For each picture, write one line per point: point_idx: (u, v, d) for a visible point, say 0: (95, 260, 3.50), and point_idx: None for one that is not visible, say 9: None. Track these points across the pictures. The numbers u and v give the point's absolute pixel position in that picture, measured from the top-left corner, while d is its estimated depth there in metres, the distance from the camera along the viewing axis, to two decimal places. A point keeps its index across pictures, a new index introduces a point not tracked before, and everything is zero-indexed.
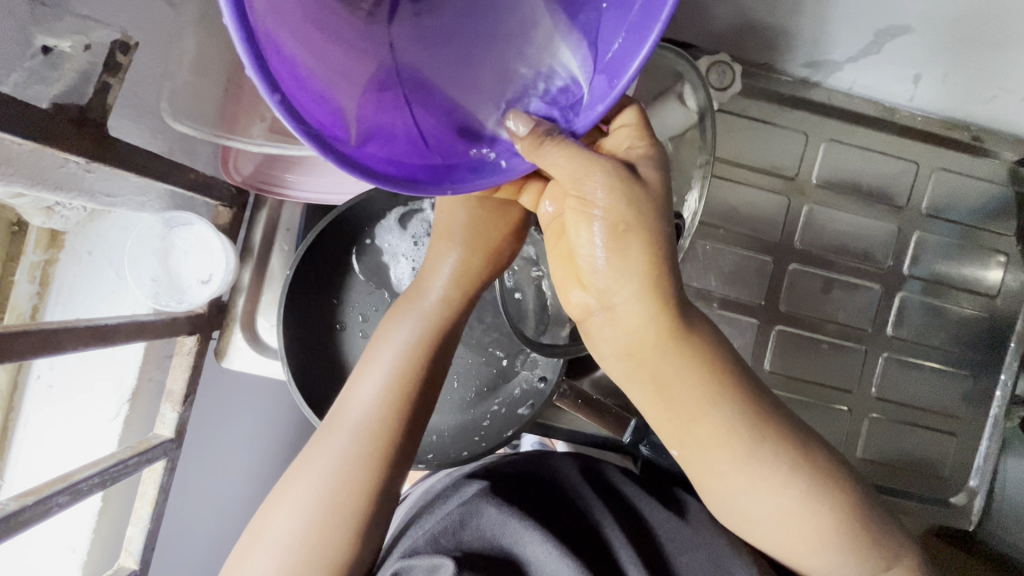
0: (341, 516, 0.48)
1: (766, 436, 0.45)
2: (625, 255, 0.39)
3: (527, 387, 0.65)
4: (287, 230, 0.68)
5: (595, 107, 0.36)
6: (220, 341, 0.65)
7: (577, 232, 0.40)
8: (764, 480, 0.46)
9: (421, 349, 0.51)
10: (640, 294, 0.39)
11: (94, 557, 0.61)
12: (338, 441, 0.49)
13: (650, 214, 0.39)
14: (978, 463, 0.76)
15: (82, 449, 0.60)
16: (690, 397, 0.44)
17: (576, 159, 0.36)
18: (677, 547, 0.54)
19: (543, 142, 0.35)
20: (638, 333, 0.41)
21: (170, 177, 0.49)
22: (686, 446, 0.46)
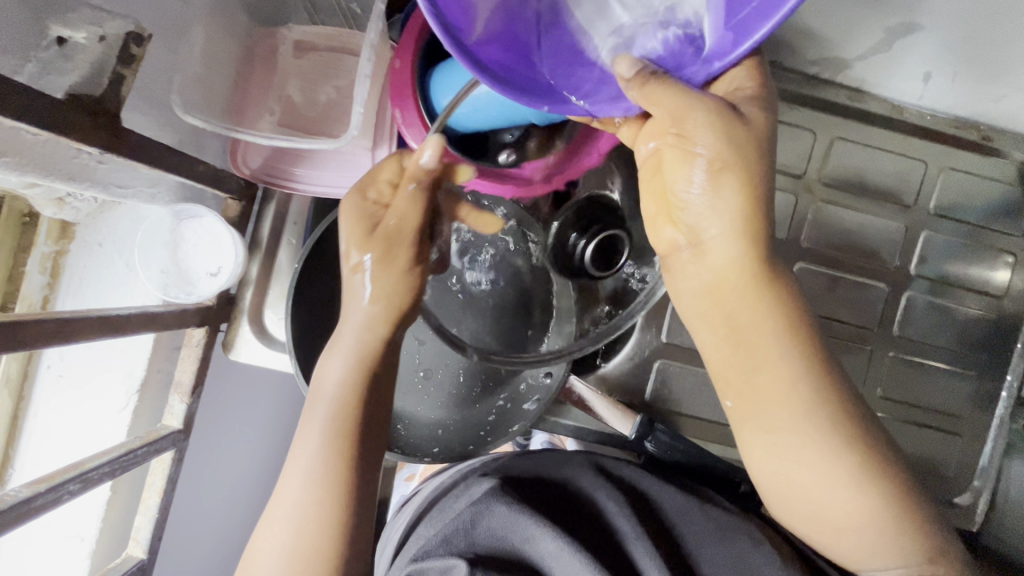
0: (328, 535, 0.47)
1: (825, 396, 0.47)
2: (721, 191, 0.42)
3: (533, 383, 0.65)
4: (294, 223, 0.69)
5: (712, 62, 0.39)
6: (227, 334, 0.66)
7: (678, 169, 0.43)
8: (818, 443, 0.46)
9: (360, 375, 0.50)
10: (730, 232, 0.43)
11: (102, 546, 0.61)
12: (293, 483, 0.48)
13: (750, 156, 0.42)
14: (983, 463, 0.76)
15: (91, 439, 0.60)
16: (756, 344, 0.46)
17: (680, 96, 0.39)
18: (696, 544, 0.55)
19: (648, 81, 0.39)
20: (717, 269, 0.45)
21: (181, 168, 0.49)
22: (744, 398, 0.48)
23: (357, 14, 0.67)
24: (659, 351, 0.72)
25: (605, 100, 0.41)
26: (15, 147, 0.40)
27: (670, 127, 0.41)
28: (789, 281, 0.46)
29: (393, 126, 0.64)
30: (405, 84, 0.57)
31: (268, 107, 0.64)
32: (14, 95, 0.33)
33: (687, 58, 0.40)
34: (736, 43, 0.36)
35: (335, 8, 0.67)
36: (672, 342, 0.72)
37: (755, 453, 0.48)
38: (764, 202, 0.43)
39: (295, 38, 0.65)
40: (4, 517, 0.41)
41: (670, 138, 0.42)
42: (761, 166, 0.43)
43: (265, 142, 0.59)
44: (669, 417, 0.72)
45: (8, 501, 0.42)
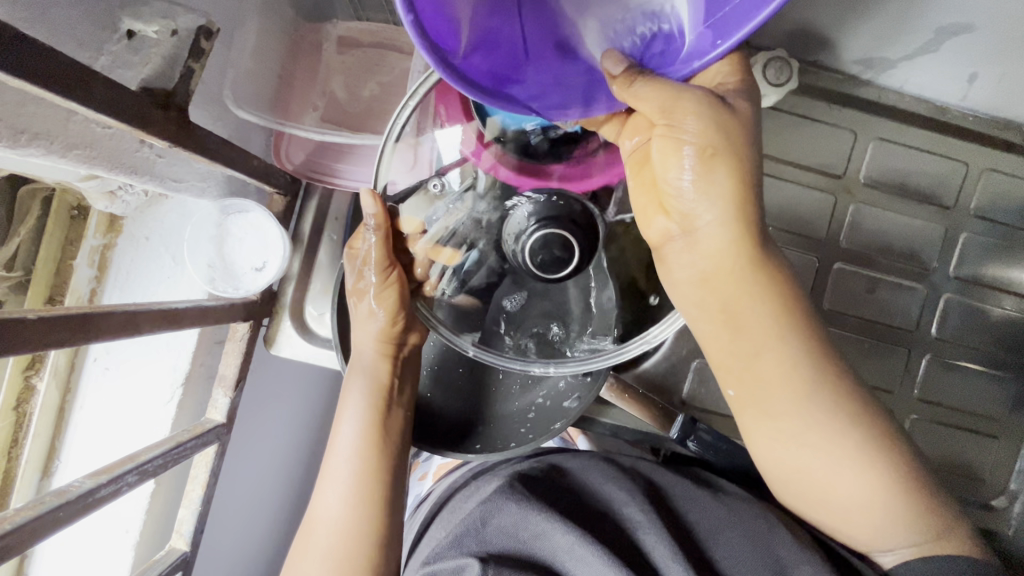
0: (369, 501, 0.59)
1: (822, 374, 0.48)
2: (713, 178, 0.43)
3: (573, 380, 0.64)
4: (335, 219, 0.69)
5: (687, 64, 0.41)
6: (269, 329, 0.66)
7: (670, 158, 0.44)
8: (817, 422, 0.48)
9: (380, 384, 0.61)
10: (722, 218, 0.44)
11: (146, 538, 0.62)
12: (340, 462, 0.61)
13: (737, 144, 0.43)
14: (1019, 467, 0.76)
15: (137, 432, 0.60)
16: (754, 330, 0.47)
17: (666, 92, 0.41)
18: (720, 548, 0.52)
19: (634, 81, 0.40)
20: (711, 257, 0.46)
21: (238, 163, 0.49)
22: (743, 386, 0.49)
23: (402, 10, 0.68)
24: (696, 351, 0.72)
25: (600, 98, 0.42)
26: (84, 140, 0.41)
27: (664, 119, 0.42)
28: (782, 265, 0.47)
29: None
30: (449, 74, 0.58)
31: (313, 103, 0.64)
32: (98, 88, 0.33)
33: (666, 56, 0.42)
34: (715, 42, 0.38)
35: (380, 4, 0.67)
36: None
37: (759, 439, 0.50)
38: (754, 185, 0.44)
39: (339, 34, 0.65)
40: (69, 508, 0.41)
41: (668, 125, 0.43)
42: (751, 150, 0.44)
43: (313, 138, 0.60)
44: (705, 417, 0.72)
45: (73, 492, 0.42)
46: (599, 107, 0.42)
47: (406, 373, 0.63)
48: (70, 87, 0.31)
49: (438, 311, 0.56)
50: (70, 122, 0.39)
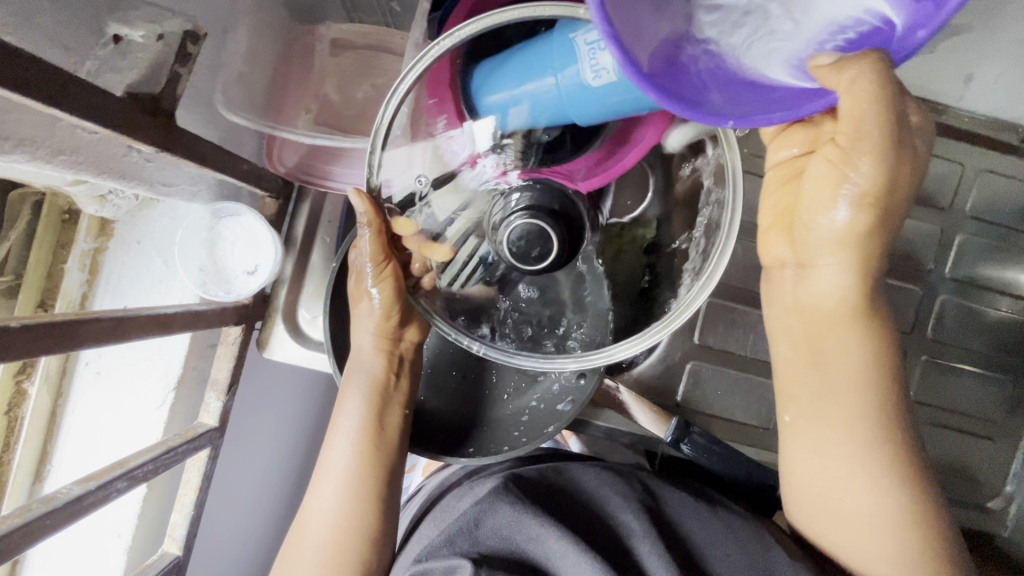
0: (361, 499, 0.60)
1: (892, 434, 0.49)
2: (857, 220, 0.42)
3: (566, 383, 0.64)
4: (328, 222, 0.69)
5: (917, 32, 0.31)
6: (262, 332, 0.66)
7: (822, 192, 0.43)
8: (867, 474, 0.49)
9: (378, 380, 0.62)
10: (844, 264, 0.45)
11: (138, 543, 0.61)
12: (337, 457, 0.62)
13: (893, 196, 0.41)
14: (1016, 468, 0.75)
15: (129, 436, 0.60)
16: (839, 374, 0.49)
17: (878, 119, 0.38)
18: (710, 548, 0.53)
19: (848, 71, 0.34)
20: (825, 294, 0.47)
21: (227, 167, 0.49)
22: (810, 417, 0.51)
23: (395, 12, 0.67)
24: (691, 352, 0.72)
25: (810, 101, 0.35)
26: (71, 145, 0.40)
27: (859, 146, 0.39)
28: (891, 329, 0.49)
29: None
30: None
31: (305, 106, 0.64)
32: (81, 93, 0.32)
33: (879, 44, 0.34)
34: (940, 5, 0.29)
35: (374, 5, 0.67)
36: (704, 343, 0.72)
37: (797, 460, 0.52)
38: (885, 243, 0.44)
39: (332, 36, 0.64)
40: (56, 516, 0.41)
41: (847, 150, 0.40)
42: (901, 212, 0.43)
43: (306, 142, 0.59)
44: (700, 419, 0.72)
45: (62, 498, 0.42)
46: (806, 109, 0.35)
47: (405, 369, 0.64)
48: (52, 94, 0.31)
49: (436, 305, 0.56)
50: (56, 127, 0.39)
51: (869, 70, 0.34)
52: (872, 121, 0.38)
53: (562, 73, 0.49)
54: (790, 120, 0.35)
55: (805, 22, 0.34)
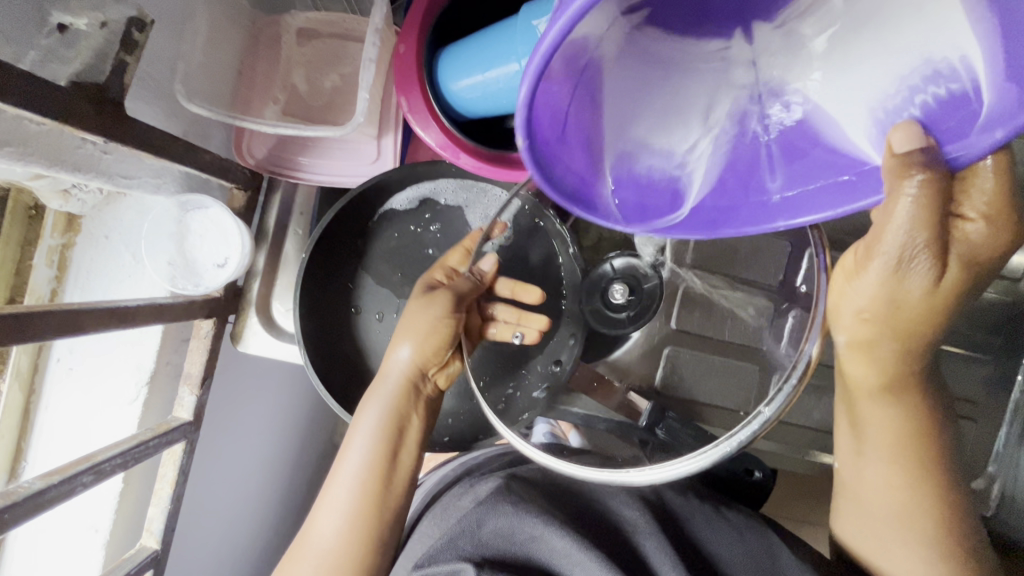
0: (361, 523, 0.55)
1: (928, 482, 0.51)
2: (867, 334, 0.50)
3: (542, 371, 0.69)
4: (301, 214, 0.68)
5: (996, 128, 0.32)
6: (235, 326, 0.66)
7: (851, 288, 0.49)
8: (905, 522, 0.51)
9: (399, 404, 0.58)
10: (875, 351, 0.50)
11: (116, 538, 0.61)
12: (341, 491, 0.56)
13: (919, 286, 0.44)
14: (999, 449, 0.75)
15: (102, 431, 0.60)
16: (878, 440, 0.52)
17: (930, 229, 0.40)
18: (720, 549, 0.53)
19: (914, 168, 0.35)
20: (859, 378, 0.52)
21: (185, 158, 0.49)
22: (851, 472, 0.55)
23: None
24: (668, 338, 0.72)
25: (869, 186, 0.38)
26: (17, 137, 0.40)
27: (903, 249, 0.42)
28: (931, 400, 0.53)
29: (398, 113, 0.64)
30: (410, 70, 0.59)
31: (273, 96, 0.64)
32: (15, 80, 0.32)
33: (956, 129, 0.35)
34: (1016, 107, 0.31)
35: None
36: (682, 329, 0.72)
37: (845, 503, 0.56)
38: (931, 322, 0.47)
39: (298, 25, 0.63)
40: (18, 509, 0.41)
41: (905, 254, 0.42)
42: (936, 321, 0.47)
43: (267, 131, 0.54)
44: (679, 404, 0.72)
45: (22, 492, 0.42)
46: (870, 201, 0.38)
47: (423, 397, 0.61)
48: None
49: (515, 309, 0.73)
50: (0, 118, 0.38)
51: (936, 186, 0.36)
52: (921, 230, 0.40)
53: (524, 58, 0.49)
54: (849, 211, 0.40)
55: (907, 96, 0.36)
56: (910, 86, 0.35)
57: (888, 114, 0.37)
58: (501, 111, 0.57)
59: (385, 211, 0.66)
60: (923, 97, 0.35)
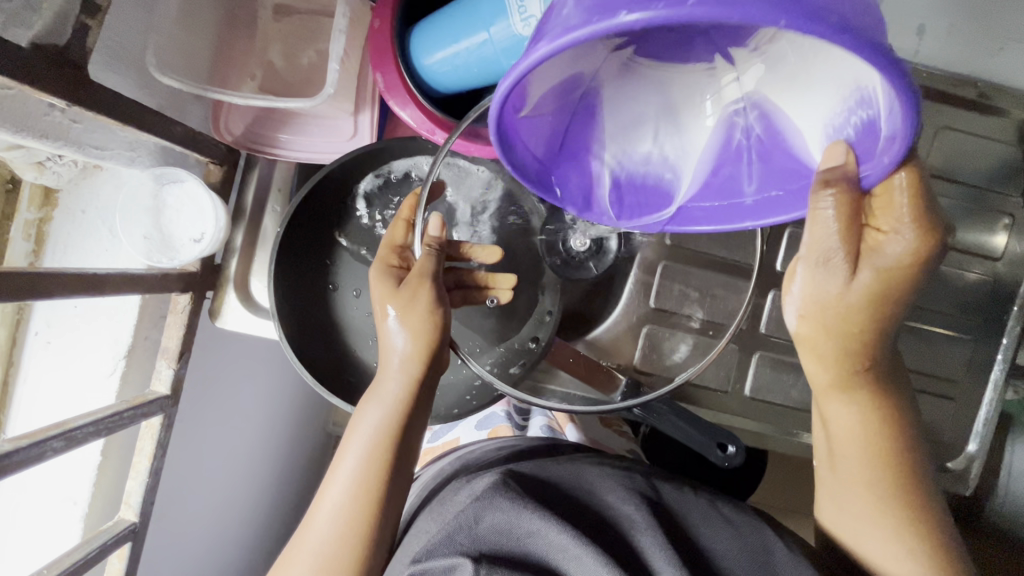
0: (356, 523, 0.55)
1: (899, 489, 0.51)
2: (803, 330, 0.49)
3: (518, 347, 0.67)
4: (279, 190, 0.68)
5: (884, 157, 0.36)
6: (214, 301, 0.66)
7: (789, 287, 0.49)
8: (875, 527, 0.51)
9: (398, 406, 0.58)
10: (819, 356, 0.50)
11: (94, 510, 0.62)
12: (340, 490, 0.56)
13: (838, 286, 0.45)
14: (978, 429, 0.75)
15: (79, 403, 0.60)
16: (841, 442, 0.53)
17: (835, 235, 0.42)
18: (716, 543, 0.54)
19: (828, 186, 0.38)
20: (814, 376, 0.52)
21: (155, 127, 0.49)
22: (829, 474, 0.55)
23: None
24: (645, 317, 0.72)
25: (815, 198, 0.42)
26: None
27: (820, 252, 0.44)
28: (894, 400, 0.52)
29: (375, 91, 0.64)
30: (383, 45, 0.59)
31: (250, 72, 0.64)
32: None
33: (869, 149, 0.37)
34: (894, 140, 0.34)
35: None
36: (660, 308, 0.72)
37: (829, 508, 0.55)
38: (870, 327, 0.46)
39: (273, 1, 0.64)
40: None
41: (819, 257, 0.44)
42: (867, 325, 0.46)
43: (240, 102, 0.55)
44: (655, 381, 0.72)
45: None
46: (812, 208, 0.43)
47: (425, 398, 0.60)
48: None
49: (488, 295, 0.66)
50: None
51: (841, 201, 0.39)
52: (833, 235, 0.42)
53: (493, 25, 0.51)
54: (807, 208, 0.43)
55: (840, 111, 0.38)
56: (848, 107, 0.37)
57: (836, 130, 0.39)
58: (466, 86, 0.58)
59: (360, 186, 0.66)
60: (855, 119, 0.37)
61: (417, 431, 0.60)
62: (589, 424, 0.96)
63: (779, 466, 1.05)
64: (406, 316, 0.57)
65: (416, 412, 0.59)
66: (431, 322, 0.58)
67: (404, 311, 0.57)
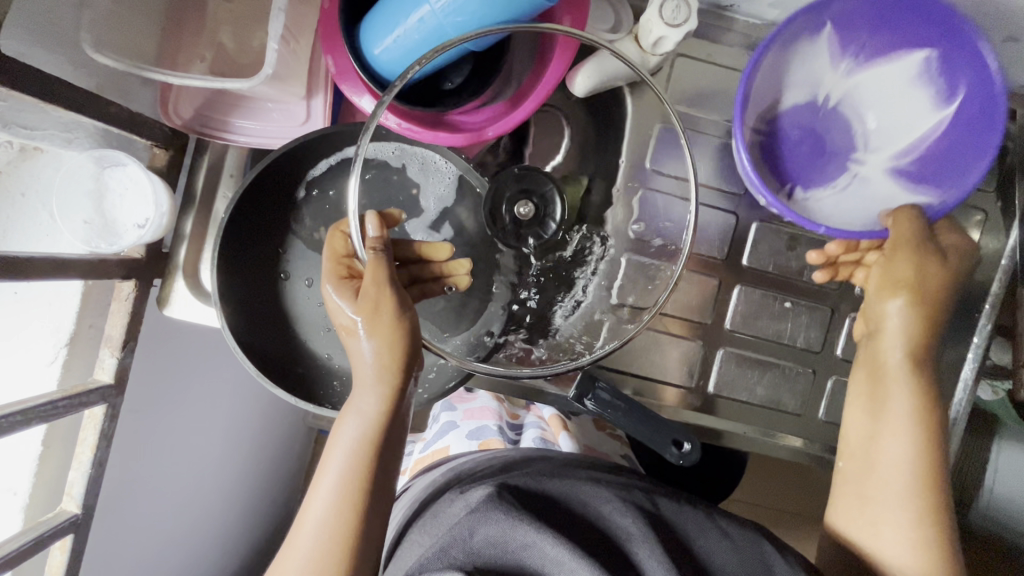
0: (340, 537, 0.54)
1: (931, 476, 0.58)
2: (907, 308, 0.60)
3: (473, 340, 0.66)
4: (230, 176, 0.67)
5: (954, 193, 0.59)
6: (162, 289, 0.65)
7: (878, 295, 0.63)
8: (895, 514, 0.58)
9: (378, 420, 0.56)
10: (903, 343, 0.61)
11: (36, 501, 0.61)
12: (319, 506, 0.56)
13: (937, 269, 0.60)
14: (949, 430, 0.73)
15: (17, 390, 0.59)
16: (888, 428, 0.60)
17: (917, 237, 0.59)
18: (710, 550, 0.56)
19: (897, 213, 0.60)
20: (892, 362, 0.61)
21: (82, 106, 0.47)
22: (856, 470, 0.62)
23: None
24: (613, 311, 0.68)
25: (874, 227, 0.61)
26: None
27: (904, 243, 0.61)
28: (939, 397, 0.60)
29: (328, 75, 0.62)
30: (334, 27, 0.58)
31: (199, 54, 0.62)
32: None
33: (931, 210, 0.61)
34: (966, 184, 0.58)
35: None
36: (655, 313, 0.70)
37: (846, 506, 0.62)
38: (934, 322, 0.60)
39: None
40: None
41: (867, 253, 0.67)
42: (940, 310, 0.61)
43: (181, 81, 0.53)
44: (617, 376, 0.71)
45: None
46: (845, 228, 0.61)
47: (406, 407, 0.58)
48: None
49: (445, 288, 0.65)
50: None
51: (909, 213, 0.60)
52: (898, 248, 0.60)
53: None
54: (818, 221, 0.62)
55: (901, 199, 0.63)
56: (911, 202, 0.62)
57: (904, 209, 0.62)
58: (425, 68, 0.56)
59: (310, 172, 0.64)
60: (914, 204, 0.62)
61: (394, 446, 0.58)
62: (584, 430, 0.90)
63: (757, 465, 1.03)
64: (376, 331, 0.55)
65: (392, 426, 0.57)
66: (397, 332, 0.56)
67: (371, 324, 0.55)
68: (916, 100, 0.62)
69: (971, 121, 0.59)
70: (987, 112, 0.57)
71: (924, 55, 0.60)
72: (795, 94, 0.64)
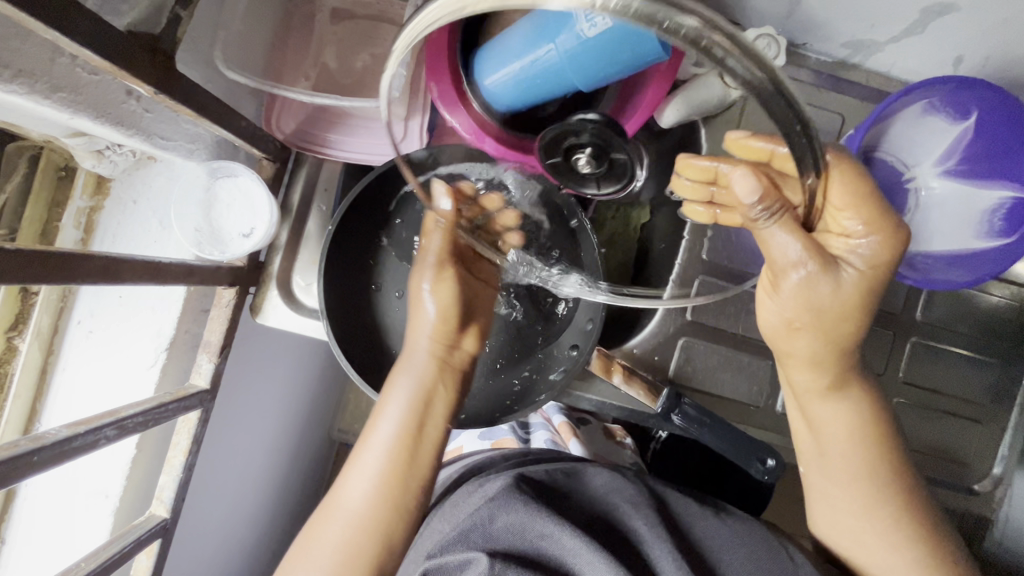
0: (389, 488, 0.56)
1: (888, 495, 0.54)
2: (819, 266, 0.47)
3: (561, 355, 0.65)
4: (325, 190, 0.69)
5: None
6: (256, 297, 0.66)
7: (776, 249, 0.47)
8: (869, 525, 0.54)
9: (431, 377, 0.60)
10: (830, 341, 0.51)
11: (125, 504, 0.61)
12: (370, 458, 0.58)
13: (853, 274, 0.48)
14: (1004, 451, 0.77)
15: (118, 391, 0.60)
16: (832, 443, 0.56)
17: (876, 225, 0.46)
18: (722, 547, 0.53)
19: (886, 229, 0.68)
20: (806, 384, 0.55)
21: (225, 119, 0.50)
22: (817, 472, 0.57)
23: None
24: (683, 327, 0.69)
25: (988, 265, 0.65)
26: (68, 84, 0.41)
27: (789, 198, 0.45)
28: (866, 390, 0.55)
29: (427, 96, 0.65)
30: (443, 53, 0.60)
31: (304, 73, 0.65)
32: (81, 22, 0.33)
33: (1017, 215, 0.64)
34: None
35: None
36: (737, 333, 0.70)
37: (822, 511, 0.57)
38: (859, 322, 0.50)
39: (331, 5, 0.66)
40: (45, 453, 0.42)
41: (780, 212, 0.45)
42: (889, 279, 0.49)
43: (306, 100, 0.55)
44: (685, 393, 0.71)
45: (49, 438, 0.43)
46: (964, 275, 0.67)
47: (452, 376, 0.63)
48: (55, 18, 0.32)
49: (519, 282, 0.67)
50: (56, 63, 0.40)
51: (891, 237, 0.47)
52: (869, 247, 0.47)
53: None
54: (945, 276, 0.68)
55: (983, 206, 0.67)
56: (991, 206, 0.67)
57: (989, 212, 0.67)
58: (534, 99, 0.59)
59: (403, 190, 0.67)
60: (995, 208, 0.66)
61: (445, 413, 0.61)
62: (590, 437, 0.85)
63: None
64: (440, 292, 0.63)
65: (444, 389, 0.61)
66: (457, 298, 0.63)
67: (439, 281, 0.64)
68: (933, 125, 0.68)
69: (994, 125, 0.64)
70: (1008, 116, 0.62)
71: (924, 100, 0.67)
72: (881, 155, 0.70)
